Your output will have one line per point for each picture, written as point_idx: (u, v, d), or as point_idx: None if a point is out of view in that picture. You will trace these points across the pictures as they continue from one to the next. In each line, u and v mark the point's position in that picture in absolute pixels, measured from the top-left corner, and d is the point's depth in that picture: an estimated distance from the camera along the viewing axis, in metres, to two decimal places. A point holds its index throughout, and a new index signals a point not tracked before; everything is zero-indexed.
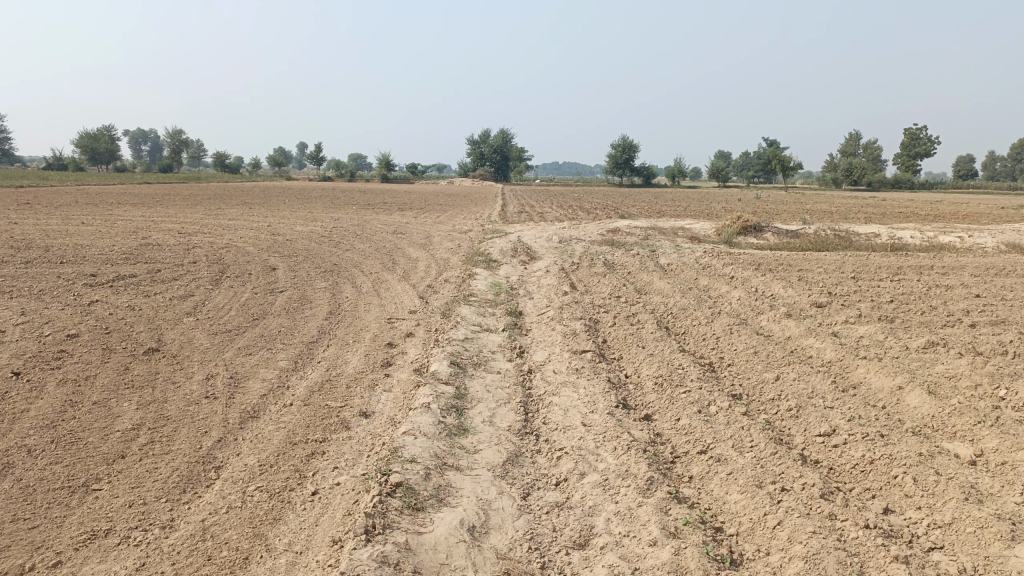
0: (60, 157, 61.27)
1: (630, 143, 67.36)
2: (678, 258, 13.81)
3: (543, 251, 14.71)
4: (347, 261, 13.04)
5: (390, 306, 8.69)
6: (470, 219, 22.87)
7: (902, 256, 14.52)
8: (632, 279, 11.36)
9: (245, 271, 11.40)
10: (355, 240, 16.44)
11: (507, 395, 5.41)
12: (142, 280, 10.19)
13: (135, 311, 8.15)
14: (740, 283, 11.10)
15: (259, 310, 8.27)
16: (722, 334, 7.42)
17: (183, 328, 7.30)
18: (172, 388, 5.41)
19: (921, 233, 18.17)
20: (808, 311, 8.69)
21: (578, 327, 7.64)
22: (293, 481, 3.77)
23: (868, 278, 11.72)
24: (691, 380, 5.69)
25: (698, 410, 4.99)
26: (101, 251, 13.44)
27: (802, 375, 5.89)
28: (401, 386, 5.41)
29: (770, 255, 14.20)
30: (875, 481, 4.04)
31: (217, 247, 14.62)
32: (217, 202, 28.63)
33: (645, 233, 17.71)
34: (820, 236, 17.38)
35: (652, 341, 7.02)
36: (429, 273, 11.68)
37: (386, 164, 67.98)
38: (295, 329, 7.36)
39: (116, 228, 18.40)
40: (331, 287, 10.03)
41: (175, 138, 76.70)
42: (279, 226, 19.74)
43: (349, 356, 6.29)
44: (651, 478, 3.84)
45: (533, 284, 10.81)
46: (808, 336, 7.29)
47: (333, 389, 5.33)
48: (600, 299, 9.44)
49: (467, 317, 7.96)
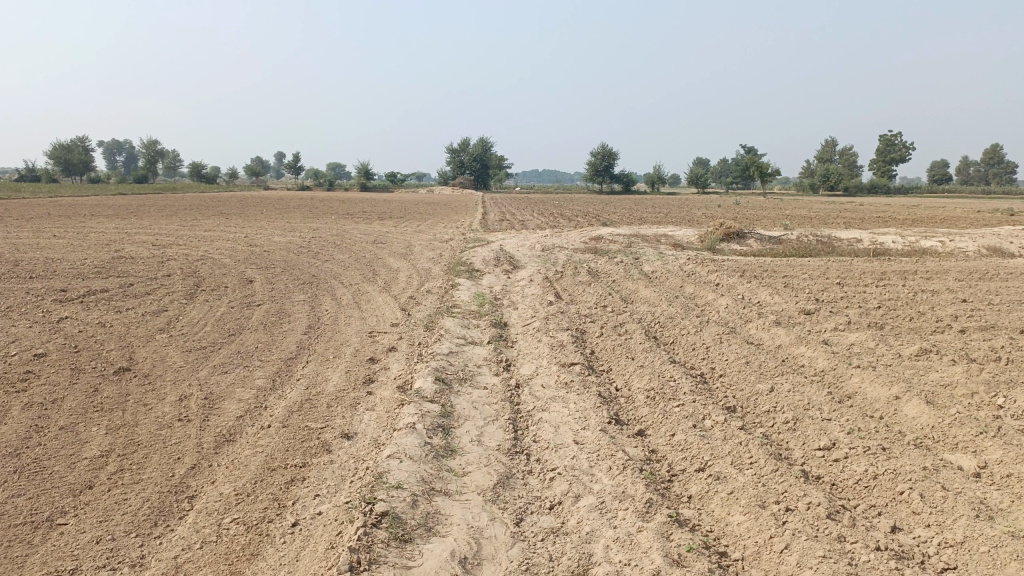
0: (33, 168, 60.32)
1: (609, 150, 67.56)
2: (662, 265, 13.71)
3: (526, 260, 14.54)
4: (327, 272, 12.79)
5: (371, 319, 8.46)
6: (452, 228, 22.69)
7: (885, 261, 14.52)
8: (617, 287, 11.23)
9: (221, 285, 11.11)
10: (335, 251, 16.18)
11: (495, 412, 5.20)
12: (114, 295, 9.88)
13: (107, 328, 7.86)
14: (726, 290, 10.99)
15: (236, 326, 8.01)
16: (712, 343, 7.28)
17: (156, 346, 7.03)
18: (143, 411, 5.15)
19: (902, 237, 18.22)
20: (797, 318, 8.58)
21: (565, 338, 7.46)
22: (272, 511, 3.54)
23: (853, 284, 11.67)
24: (685, 392, 5.53)
25: (693, 425, 4.82)
26: (73, 266, 13.08)
27: (797, 385, 5.75)
28: (384, 404, 5.19)
29: (754, 262, 14.14)
30: (880, 497, 3.90)
31: (193, 260, 14.30)
32: (194, 213, 28.19)
33: (628, 240, 17.59)
34: (802, 241, 17.37)
35: (641, 352, 6.86)
36: (411, 284, 11.46)
37: (365, 173, 67.66)
38: (273, 344, 7.11)
39: (89, 240, 18.00)
40: (311, 300, 9.78)
41: (151, 149, 75.92)
42: (256, 236, 19.41)
43: (329, 373, 6.06)
44: (650, 500, 3.66)
45: (517, 294, 10.62)
46: (799, 345, 7.16)
47: (313, 409, 5.10)
48: (586, 308, 9.28)
49: (451, 329, 7.76)
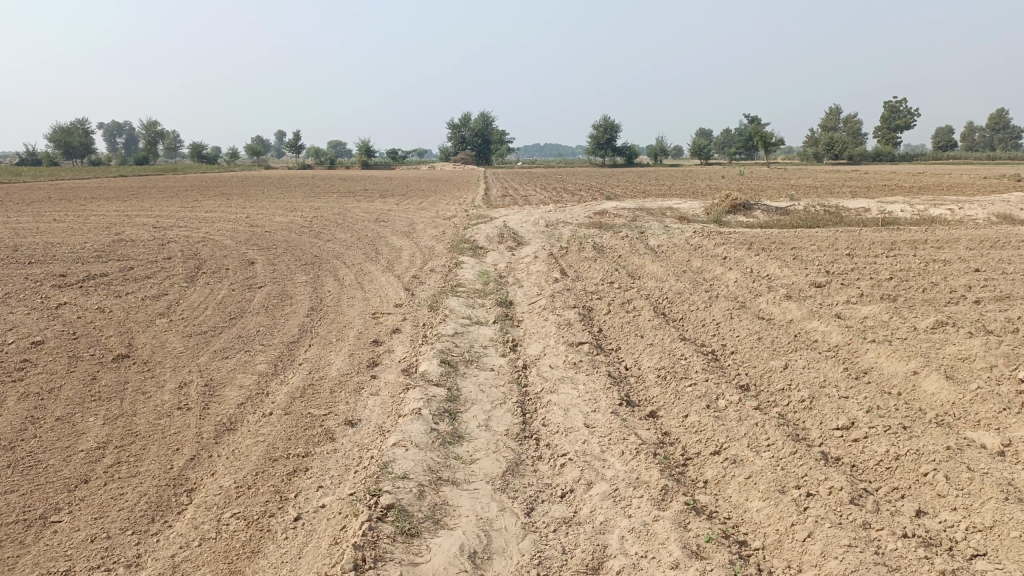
0: (33, 151, 60.05)
1: (611, 123, 66.92)
2: (668, 239, 13.52)
3: (530, 236, 14.35)
4: (329, 252, 12.63)
5: (374, 300, 8.32)
6: (454, 205, 22.48)
7: (894, 230, 14.30)
8: (623, 263, 11.06)
9: (222, 267, 10.97)
10: (336, 230, 16.03)
11: (503, 395, 5.07)
12: (113, 280, 9.75)
13: (106, 313, 7.74)
14: (734, 263, 10.81)
15: (237, 309, 7.88)
16: (722, 319, 7.12)
17: (156, 332, 6.90)
18: (142, 399, 5.03)
19: (910, 206, 17.95)
20: (808, 292, 8.41)
21: (572, 316, 7.31)
22: (274, 505, 3.42)
23: (863, 254, 11.47)
24: (696, 371, 5.38)
25: (707, 405, 4.68)
26: (73, 250, 12.95)
27: (811, 362, 5.60)
28: (388, 389, 5.05)
29: (761, 233, 13.93)
30: (903, 479, 3.76)
31: (194, 242, 14.15)
32: (195, 194, 27.98)
33: (633, 214, 17.36)
34: (809, 212, 17.13)
35: (650, 330, 6.71)
36: (414, 263, 11.30)
37: (366, 151, 67.26)
38: (275, 328, 6.98)
39: (89, 223, 17.85)
40: (313, 281, 9.64)
41: (151, 130, 75.56)
42: (258, 217, 19.23)
43: (332, 356, 5.93)
44: (665, 487, 3.53)
45: (521, 271, 10.45)
46: (812, 319, 7.00)
47: (316, 395, 4.97)
48: (592, 285, 9.12)
49: (455, 309, 7.61)
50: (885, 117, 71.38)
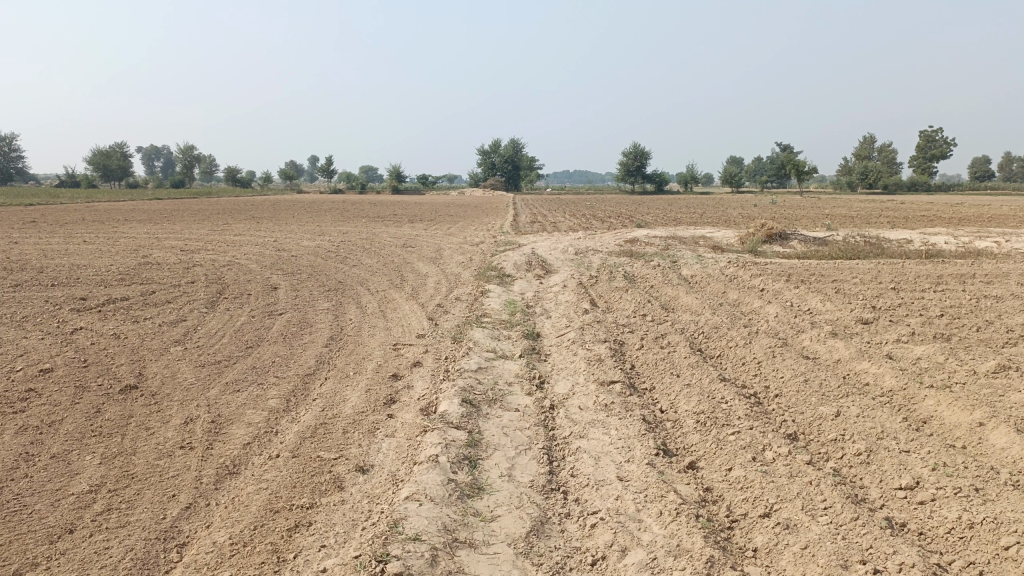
0: (74, 172, 61.34)
1: (641, 150, 66.67)
2: (702, 269, 13.10)
3: (559, 264, 14.01)
4: (353, 278, 12.39)
5: (396, 330, 8.00)
6: (482, 231, 22.29)
7: (939, 263, 13.71)
8: (655, 293, 10.66)
9: (244, 292, 10.75)
10: (362, 255, 15.84)
11: (528, 439, 4.68)
12: (133, 304, 9.55)
13: (120, 340, 7.50)
14: (772, 296, 10.35)
15: (254, 337, 7.60)
16: (764, 358, 6.68)
17: (168, 361, 6.63)
18: (144, 436, 4.73)
19: (954, 238, 17.34)
20: (854, 329, 7.92)
21: (602, 352, 6.91)
22: (269, 568, 3.06)
23: (909, 289, 10.94)
24: (739, 417, 4.95)
25: (753, 458, 4.25)
26: (98, 272, 12.86)
27: (865, 409, 5.14)
28: (405, 431, 4.70)
29: (799, 265, 13.45)
30: (982, 553, 3.30)
31: (219, 266, 14.00)
32: (225, 217, 28.17)
33: (665, 243, 16.93)
34: (849, 242, 16.57)
35: (687, 368, 6.29)
36: (439, 291, 11.00)
37: (397, 176, 67.75)
38: (291, 358, 6.68)
39: (118, 245, 17.90)
40: (335, 308, 9.37)
41: (187, 154, 77.08)
42: (285, 241, 19.15)
43: (347, 392, 5.58)
44: (710, 558, 3.11)
45: (549, 301, 10.08)
46: (861, 360, 6.52)
47: (327, 436, 4.63)
48: (624, 317, 8.72)
49: (480, 342, 7.26)
50: (920, 147, 70.27)
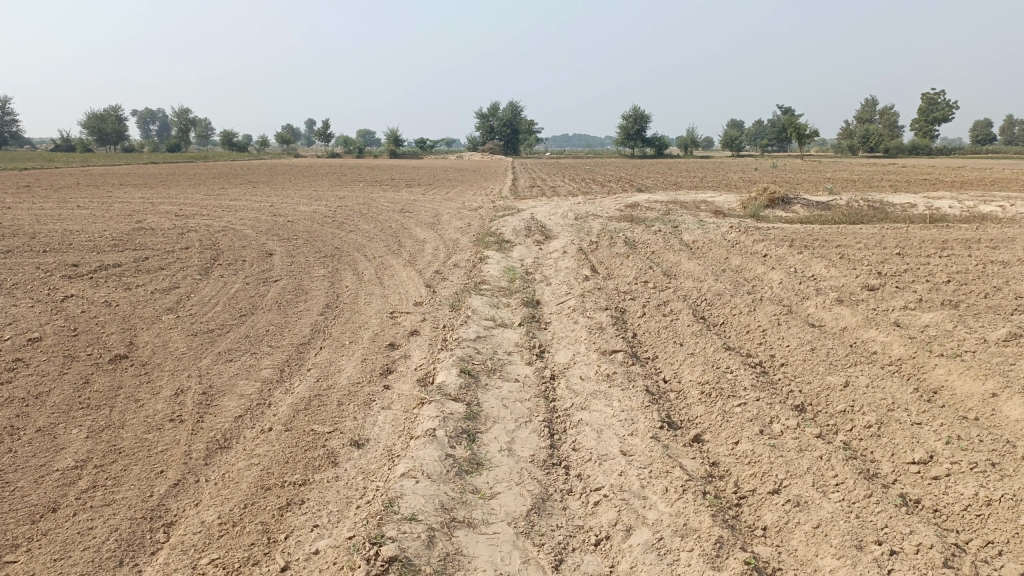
0: (68, 136, 60.64)
1: (642, 113, 65.90)
2: (703, 234, 12.92)
3: (559, 229, 13.82)
4: (350, 244, 12.20)
5: (393, 297, 7.84)
6: (480, 195, 22.03)
7: (943, 228, 13.53)
8: (657, 259, 10.49)
9: (239, 258, 10.56)
10: (360, 220, 15.62)
11: (529, 412, 4.55)
12: (125, 271, 9.37)
13: (111, 308, 7.34)
14: (776, 261, 10.18)
15: (247, 305, 7.44)
16: (769, 326, 6.53)
17: (160, 329, 6.48)
18: (133, 408, 4.59)
19: (958, 202, 17.11)
20: (859, 296, 7.76)
21: (604, 320, 6.77)
22: (259, 549, 2.94)
23: (914, 254, 10.77)
24: (746, 387, 4.82)
25: (760, 431, 4.12)
26: (91, 238, 12.65)
27: (875, 379, 5.00)
28: (402, 403, 4.56)
29: (803, 230, 13.27)
30: (1000, 531, 3.18)
31: (214, 231, 13.79)
32: (222, 181, 27.83)
33: (666, 207, 16.69)
34: (852, 207, 16.35)
35: (691, 337, 6.14)
36: (438, 257, 10.81)
37: (394, 139, 67.05)
38: (286, 327, 6.53)
39: (112, 210, 17.64)
40: (331, 275, 9.20)
41: (182, 118, 76.20)
42: (281, 205, 18.88)
43: (343, 362, 5.44)
44: (719, 538, 2.99)
45: (549, 268, 9.91)
46: (869, 329, 6.37)
47: (322, 408, 4.49)
48: (625, 284, 8.56)
49: (478, 310, 7.10)
50: (924, 110, 69.56)
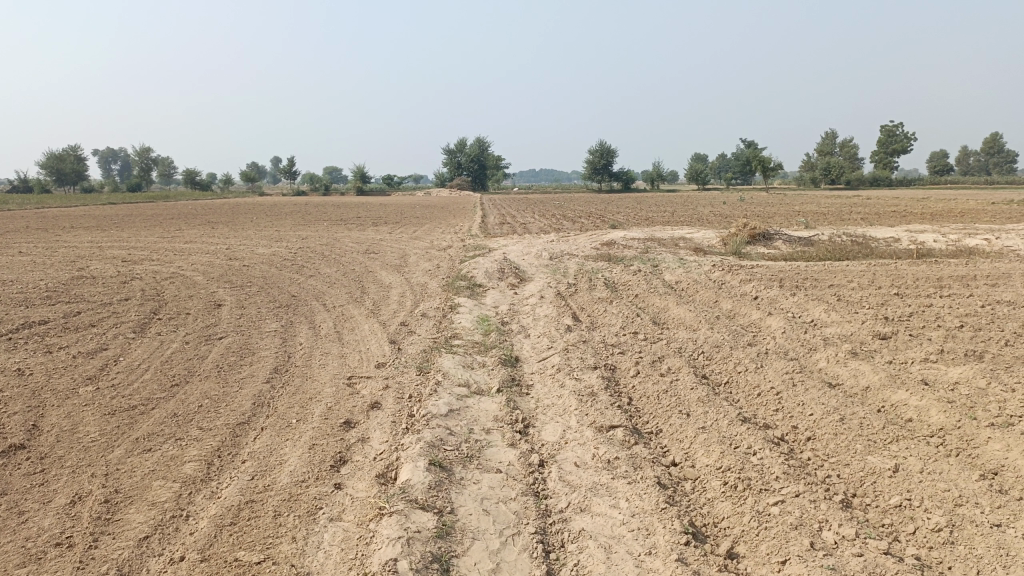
0: (25, 177, 58.90)
1: (608, 148, 66.02)
2: (686, 274, 12.21)
3: (534, 270, 13.02)
4: (309, 291, 11.22)
5: (353, 357, 6.91)
6: (450, 233, 21.23)
7: (933, 263, 12.99)
8: (642, 304, 9.72)
9: (183, 311, 9.53)
10: (321, 264, 14.68)
11: (517, 519, 3.64)
12: (50, 329, 8.30)
13: (22, 378, 6.29)
14: (769, 305, 9.45)
15: (182, 372, 6.43)
16: (782, 387, 5.73)
17: (72, 408, 5.44)
18: (11, 527, 3.58)
19: (941, 235, 16.68)
20: (872, 348, 6.99)
21: (594, 382, 5.91)
22: None
23: (912, 294, 10.14)
24: (778, 476, 3.97)
25: (811, 545, 3.27)
26: (22, 289, 11.51)
27: (928, 463, 4.18)
28: (357, 512, 3.63)
29: (789, 267, 12.64)
30: None
31: (161, 278, 12.71)
32: (179, 221, 26.71)
33: (643, 245, 16.02)
34: (835, 242, 15.81)
35: (698, 403, 5.29)
36: (404, 305, 9.91)
37: (361, 176, 66.39)
38: (224, 400, 5.56)
39: (55, 256, 16.45)
40: (285, 330, 8.23)
41: (144, 156, 74.75)
42: (238, 247, 17.88)
43: (287, 451, 4.47)
44: None
45: (526, 317, 9.04)
46: (898, 391, 5.57)
47: (254, 522, 3.54)
48: (612, 335, 7.73)
49: (449, 374, 6.18)
50: (883, 143, 71.01)
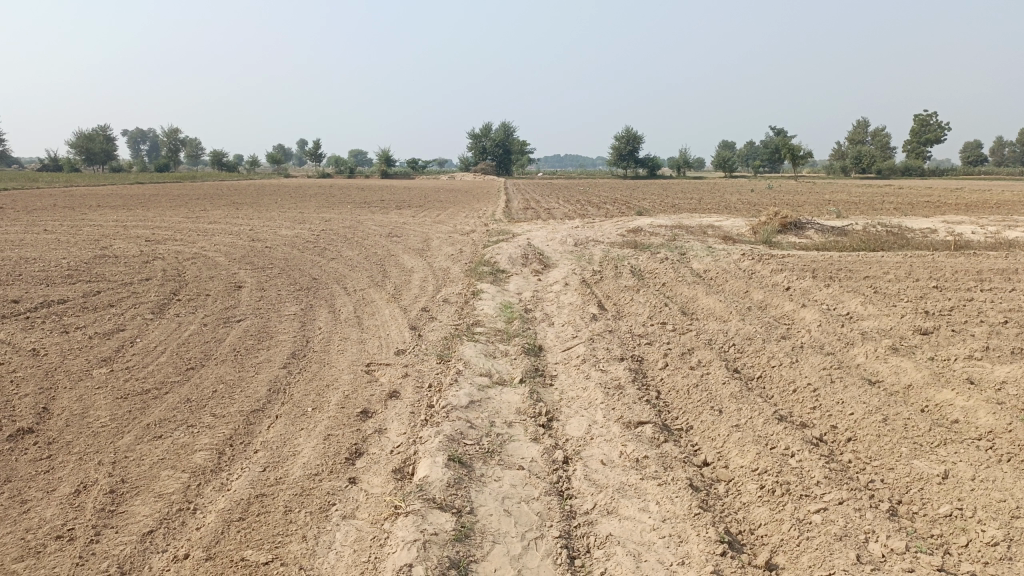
0: (55, 156, 59.51)
1: (634, 134, 65.25)
2: (715, 262, 11.89)
3: (558, 256, 12.76)
4: (330, 274, 11.07)
5: (372, 343, 6.73)
6: (473, 218, 21.03)
7: (972, 256, 12.53)
8: (670, 293, 9.45)
9: (202, 292, 9.41)
10: (344, 246, 14.54)
11: (540, 520, 3.43)
12: (68, 309, 8.20)
13: (36, 359, 6.18)
14: (803, 296, 9.12)
15: (198, 355, 6.28)
16: (820, 384, 5.45)
17: (84, 391, 5.31)
18: (13, 517, 3.44)
19: (980, 226, 16.14)
20: (912, 344, 6.66)
21: (620, 375, 5.67)
22: None
23: (952, 287, 9.76)
24: (820, 482, 3.72)
25: (858, 558, 3.02)
26: (44, 268, 11.48)
27: (981, 470, 3.91)
28: (372, 510, 3.45)
29: (822, 257, 12.27)
30: None
31: (183, 259, 12.63)
32: (204, 203, 26.73)
33: (671, 232, 15.68)
34: (869, 232, 15.36)
35: (730, 399, 5.03)
36: (425, 290, 9.71)
37: (385, 160, 66.34)
38: (239, 386, 5.40)
39: (80, 235, 16.46)
40: (304, 313, 8.08)
41: (171, 137, 75.24)
42: (261, 229, 17.80)
43: (301, 441, 4.30)
44: None
45: (550, 304, 8.80)
46: (943, 390, 5.26)
47: (263, 518, 3.37)
48: (639, 325, 7.47)
49: (471, 363, 5.98)
50: (916, 131, 69.57)
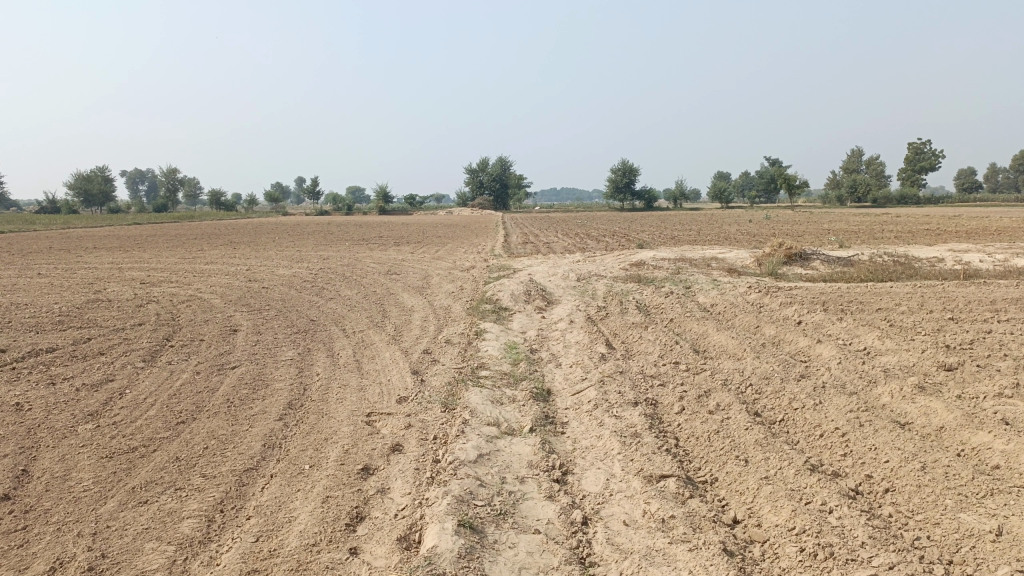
0: (54, 198, 59.54)
1: (630, 167, 65.49)
2: (722, 296, 11.63)
3: (561, 292, 12.51)
4: (328, 315, 10.79)
5: (372, 390, 6.42)
6: (473, 253, 20.82)
7: (983, 285, 12.28)
8: (678, 330, 9.17)
9: (196, 337, 9.13)
10: (342, 285, 14.29)
11: None
12: (56, 358, 7.90)
13: (19, 414, 5.87)
14: (816, 331, 8.82)
15: (190, 407, 5.97)
16: (848, 428, 5.13)
17: (68, 451, 4.98)
18: None
19: (987, 254, 15.93)
20: (938, 381, 6.35)
21: (635, 421, 5.37)
22: None
23: (967, 318, 9.48)
24: (865, 544, 3.39)
25: None
26: (35, 314, 11.19)
27: None
28: None
29: (830, 289, 12.00)
30: None
31: (177, 302, 12.35)
32: (201, 242, 26.53)
33: (674, 265, 15.46)
34: (875, 262, 15.12)
35: (755, 447, 4.72)
36: (426, 331, 9.42)
37: (383, 197, 66.48)
38: (233, 441, 5.08)
39: (74, 278, 16.21)
40: (302, 359, 7.79)
41: (169, 177, 75.48)
42: (258, 269, 17.58)
43: (298, 504, 3.98)
44: None
45: (556, 344, 8.51)
46: (980, 431, 4.94)
47: None
48: (651, 366, 7.18)
49: (477, 411, 5.67)
50: (909, 159, 69.96)
